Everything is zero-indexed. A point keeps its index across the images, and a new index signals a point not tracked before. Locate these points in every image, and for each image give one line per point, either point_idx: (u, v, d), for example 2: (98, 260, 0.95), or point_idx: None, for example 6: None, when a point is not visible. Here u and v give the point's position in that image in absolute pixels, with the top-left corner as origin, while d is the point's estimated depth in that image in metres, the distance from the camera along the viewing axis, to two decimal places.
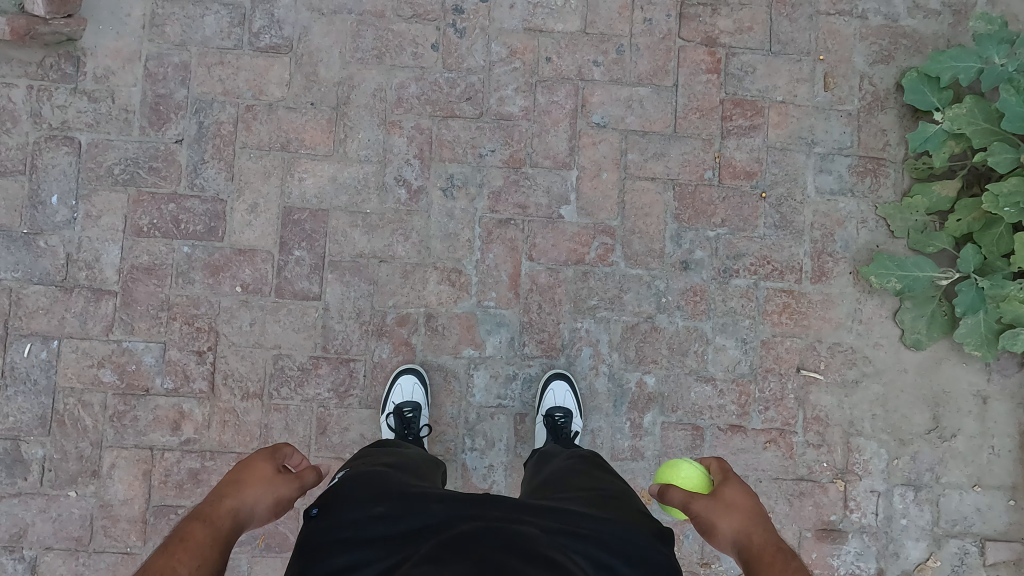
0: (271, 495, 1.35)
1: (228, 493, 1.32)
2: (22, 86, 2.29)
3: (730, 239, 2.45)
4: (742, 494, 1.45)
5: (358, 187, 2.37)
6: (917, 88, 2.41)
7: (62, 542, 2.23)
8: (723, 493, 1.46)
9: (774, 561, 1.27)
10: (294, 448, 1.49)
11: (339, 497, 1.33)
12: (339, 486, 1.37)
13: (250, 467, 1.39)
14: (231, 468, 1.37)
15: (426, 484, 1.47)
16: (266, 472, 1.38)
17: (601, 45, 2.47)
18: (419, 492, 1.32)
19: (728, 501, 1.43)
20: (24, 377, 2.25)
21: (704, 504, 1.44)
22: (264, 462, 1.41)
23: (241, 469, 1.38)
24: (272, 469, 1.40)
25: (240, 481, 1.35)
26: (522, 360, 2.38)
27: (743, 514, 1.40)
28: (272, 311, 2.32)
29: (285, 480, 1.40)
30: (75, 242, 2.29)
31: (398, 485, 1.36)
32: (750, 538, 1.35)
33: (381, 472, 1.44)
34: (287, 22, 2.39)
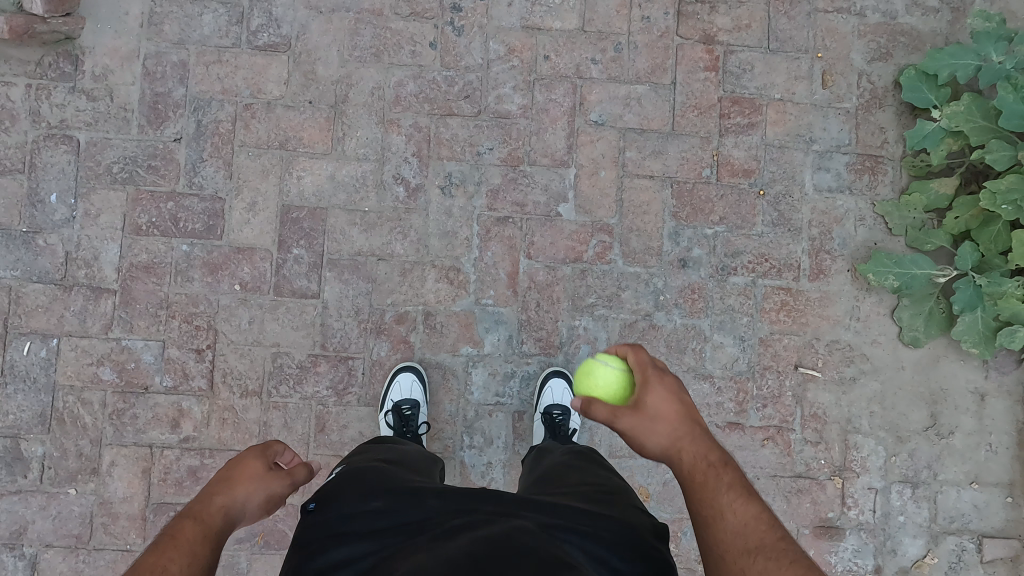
0: (263, 492, 1.36)
1: (218, 491, 1.32)
2: (20, 85, 2.30)
3: (728, 237, 2.46)
4: (666, 399, 1.41)
5: (356, 186, 2.38)
6: (915, 85, 2.41)
7: (62, 539, 2.24)
8: (648, 401, 1.41)
9: (706, 482, 1.25)
10: (285, 445, 1.50)
11: (336, 492, 1.34)
12: (336, 482, 1.39)
13: (240, 465, 1.40)
14: (222, 466, 1.38)
15: (423, 479, 1.47)
16: (257, 469, 1.40)
17: (599, 43, 2.47)
18: (415, 486, 1.33)
19: (654, 411, 1.40)
20: (23, 375, 2.26)
21: (630, 420, 1.40)
22: (255, 459, 1.42)
23: (231, 466, 1.39)
24: (262, 466, 1.41)
25: (231, 478, 1.36)
26: (520, 358, 2.38)
27: (672, 425, 1.37)
28: (271, 310, 2.33)
29: (276, 477, 1.42)
30: (74, 241, 2.29)
31: (396, 480, 1.37)
32: (682, 451, 1.33)
33: (379, 467, 1.45)
34: (285, 21, 2.39)
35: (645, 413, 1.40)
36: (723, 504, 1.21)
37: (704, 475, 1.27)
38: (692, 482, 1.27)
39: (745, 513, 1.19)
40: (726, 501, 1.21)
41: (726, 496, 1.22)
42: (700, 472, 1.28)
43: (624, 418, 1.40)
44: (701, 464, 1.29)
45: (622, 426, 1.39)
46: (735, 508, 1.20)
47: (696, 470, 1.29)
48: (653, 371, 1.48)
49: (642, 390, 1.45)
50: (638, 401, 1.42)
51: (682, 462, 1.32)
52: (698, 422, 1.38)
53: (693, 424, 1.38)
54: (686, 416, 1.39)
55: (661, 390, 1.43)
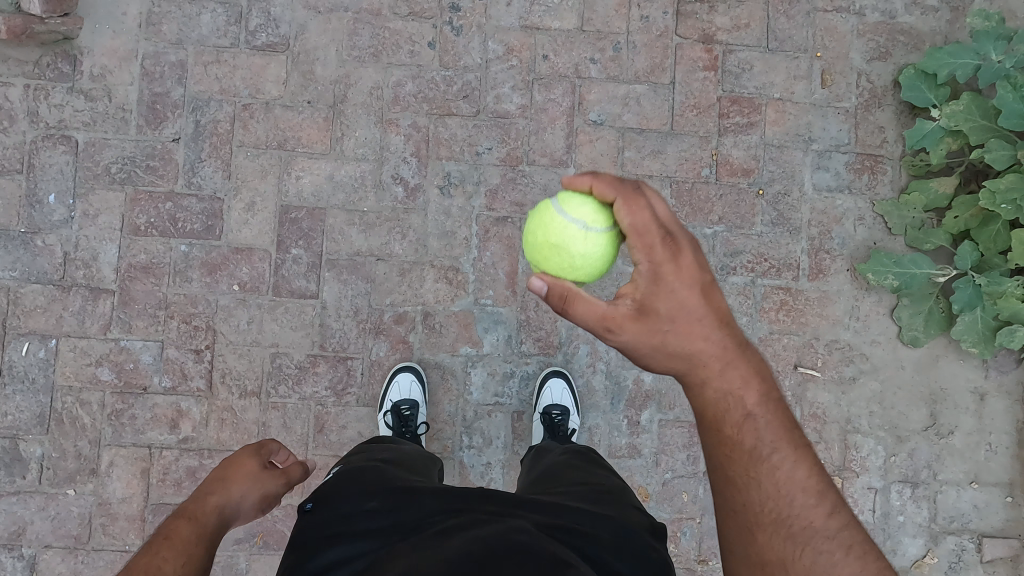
0: (258, 491, 1.39)
1: (215, 489, 1.35)
2: (18, 85, 2.29)
3: (727, 237, 2.45)
4: (682, 300, 1.24)
5: (355, 186, 2.38)
6: (914, 84, 2.41)
7: (61, 540, 2.24)
8: (660, 304, 1.24)
9: (744, 439, 1.17)
10: (279, 444, 1.53)
11: (334, 492, 1.33)
12: (333, 482, 1.38)
13: (236, 463, 1.43)
14: (218, 465, 1.40)
15: (422, 479, 1.47)
16: (252, 468, 1.42)
17: (598, 42, 2.47)
18: (413, 486, 1.33)
19: (671, 321, 1.24)
20: (22, 375, 2.26)
21: (637, 331, 1.26)
22: (251, 458, 1.45)
23: (227, 465, 1.42)
24: (258, 465, 1.45)
25: (227, 477, 1.39)
26: (519, 358, 2.38)
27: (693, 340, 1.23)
28: (270, 310, 2.33)
29: (271, 476, 1.45)
30: (72, 242, 2.29)
31: (394, 480, 1.37)
32: (709, 379, 1.22)
33: (377, 467, 1.44)
34: (284, 21, 2.39)
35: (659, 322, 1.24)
36: (760, 457, 1.16)
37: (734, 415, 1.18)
38: (720, 419, 1.19)
39: (789, 480, 1.15)
40: (761, 451, 1.16)
41: (759, 445, 1.16)
42: (732, 411, 1.19)
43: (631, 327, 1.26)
44: (731, 398, 1.20)
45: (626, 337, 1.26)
46: (770, 463, 1.16)
47: (725, 403, 1.20)
48: (663, 255, 1.26)
49: (652, 288, 1.25)
50: (647, 303, 1.25)
51: (709, 392, 1.21)
52: (722, 333, 1.24)
53: (722, 337, 1.23)
54: (706, 321, 1.24)
55: (678, 288, 1.25)
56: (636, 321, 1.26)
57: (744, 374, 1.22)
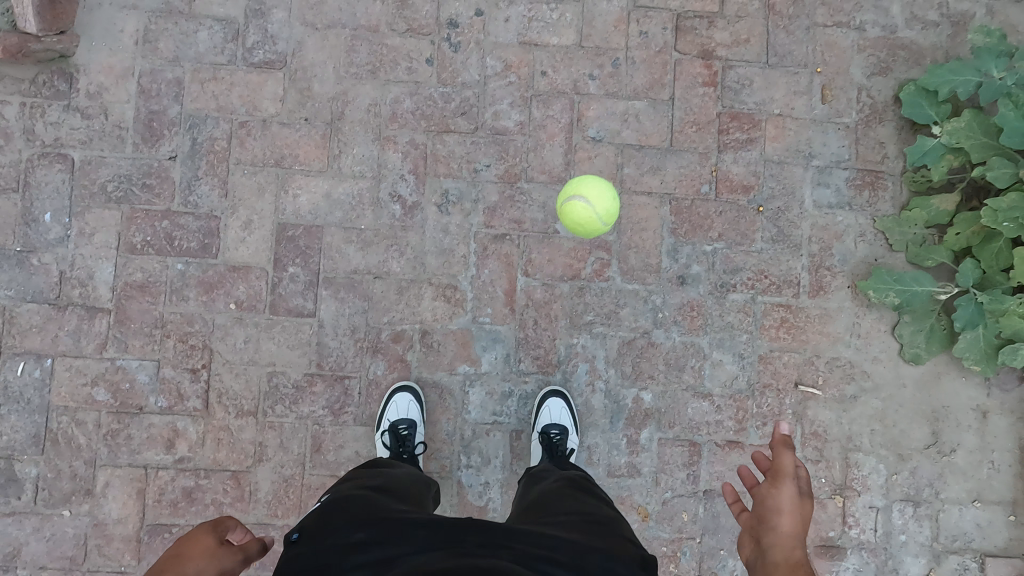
0: (214, 567, 1.30)
1: (167, 569, 1.25)
2: (14, 104, 2.28)
3: (726, 253, 2.44)
4: (779, 545, 1.27)
5: (352, 204, 2.36)
6: (915, 101, 2.39)
7: (56, 561, 2.22)
8: (765, 504, 1.34)
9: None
10: (236, 521, 1.46)
11: (322, 523, 1.32)
12: (322, 512, 1.37)
13: (191, 540, 1.33)
14: (171, 545, 1.32)
15: (412, 508, 1.45)
16: (208, 543, 1.34)
17: (597, 58, 2.45)
18: (402, 517, 1.31)
19: (766, 544, 1.29)
20: (18, 395, 2.24)
21: (781, 534, 1.29)
22: (207, 533, 1.36)
23: (180, 545, 1.33)
24: (214, 541, 1.35)
25: (180, 554, 1.30)
26: (518, 377, 2.36)
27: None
28: (267, 328, 2.31)
29: (229, 552, 1.35)
30: (68, 260, 2.28)
31: (383, 511, 1.35)
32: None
33: (367, 497, 1.43)
34: (281, 38, 2.38)
35: (765, 539, 1.29)
36: None
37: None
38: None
39: None
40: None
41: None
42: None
43: (770, 507, 1.33)
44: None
45: (778, 500, 1.33)
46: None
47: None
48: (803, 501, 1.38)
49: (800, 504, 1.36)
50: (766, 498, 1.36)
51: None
52: None
53: (757, 546, 1.31)
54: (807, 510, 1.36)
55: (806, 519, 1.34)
56: (796, 531, 1.29)
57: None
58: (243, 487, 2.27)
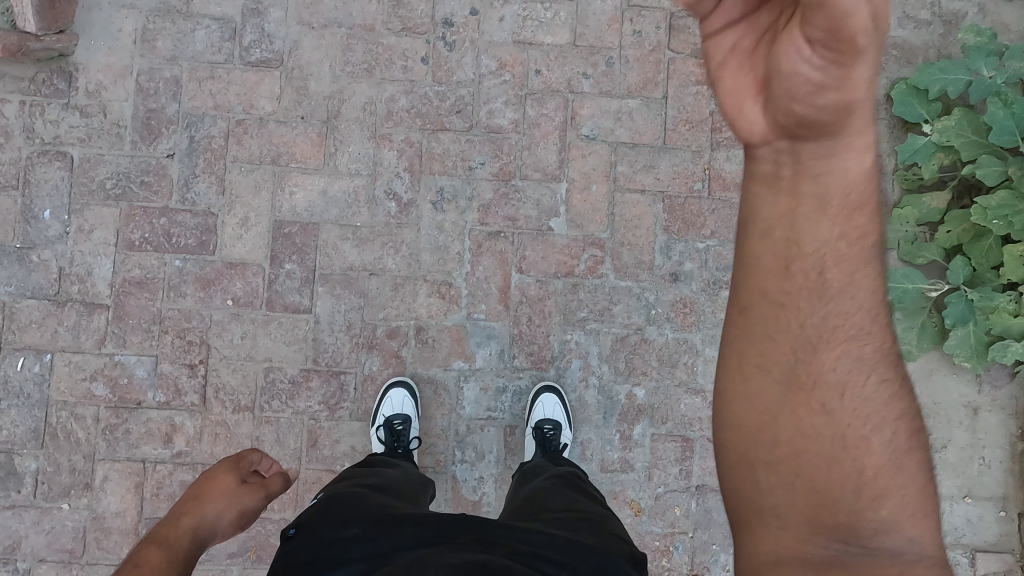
0: (234, 506, 1.53)
1: (191, 508, 1.48)
2: (14, 102, 2.31)
3: (719, 251, 2.46)
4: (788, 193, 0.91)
5: (348, 202, 2.39)
6: (905, 100, 2.40)
7: (55, 554, 2.25)
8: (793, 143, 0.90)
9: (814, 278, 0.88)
10: (259, 456, 1.66)
11: (317, 518, 1.34)
12: (317, 509, 1.39)
13: (212, 481, 1.56)
14: (200, 479, 1.57)
15: (406, 506, 1.47)
16: (231, 480, 1.58)
17: (590, 57, 2.47)
18: (396, 514, 1.34)
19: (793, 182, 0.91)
20: (17, 391, 2.27)
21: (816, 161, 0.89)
22: (227, 474, 1.58)
23: (210, 479, 1.58)
24: (234, 482, 1.57)
25: (203, 494, 1.52)
26: (512, 373, 2.38)
27: (780, 283, 0.89)
28: (263, 325, 2.34)
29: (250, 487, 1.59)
30: (67, 257, 2.31)
31: (377, 508, 1.37)
32: (851, 367, 0.88)
33: (362, 494, 1.45)
34: (277, 37, 2.40)
35: (805, 165, 0.90)
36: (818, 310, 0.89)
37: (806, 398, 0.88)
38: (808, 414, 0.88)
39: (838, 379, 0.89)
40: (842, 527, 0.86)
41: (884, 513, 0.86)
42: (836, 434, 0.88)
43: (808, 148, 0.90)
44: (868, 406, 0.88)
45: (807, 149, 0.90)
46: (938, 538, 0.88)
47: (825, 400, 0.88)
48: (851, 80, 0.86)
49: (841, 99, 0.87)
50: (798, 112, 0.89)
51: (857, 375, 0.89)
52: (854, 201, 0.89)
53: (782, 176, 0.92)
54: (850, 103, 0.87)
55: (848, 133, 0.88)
56: (866, 152, 0.89)
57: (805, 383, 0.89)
58: None
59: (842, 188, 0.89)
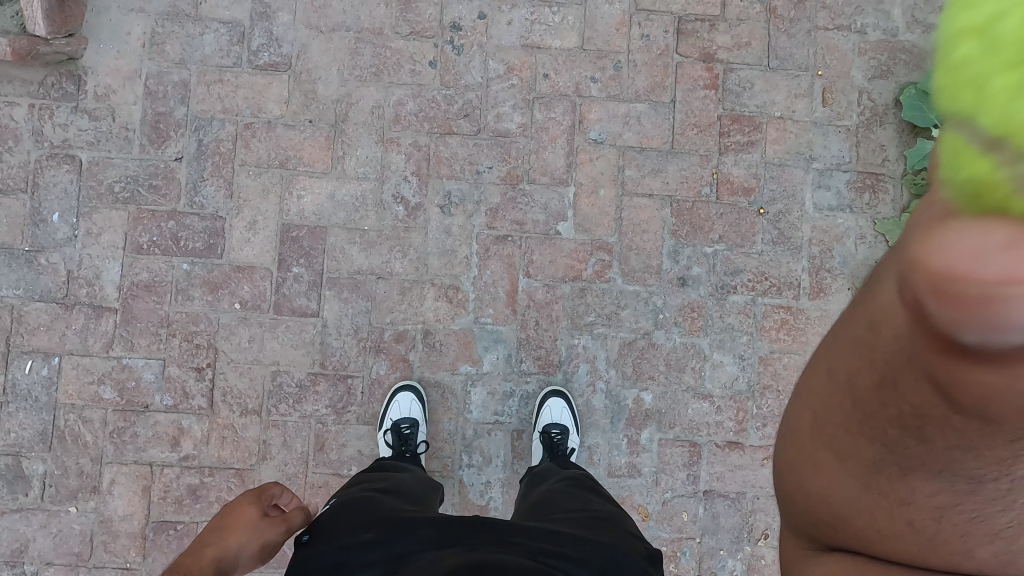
0: (256, 540, 1.45)
1: (213, 540, 1.43)
2: (24, 105, 2.32)
3: (727, 255, 2.45)
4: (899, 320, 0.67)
5: (356, 205, 2.38)
6: (915, 104, 2.44)
7: (62, 557, 2.25)
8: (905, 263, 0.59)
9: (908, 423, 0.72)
10: (281, 488, 1.57)
11: (330, 524, 1.34)
12: (330, 514, 1.39)
13: (236, 512, 1.50)
14: (219, 515, 1.49)
15: (418, 509, 1.47)
16: (252, 515, 1.49)
17: (598, 61, 2.47)
18: (410, 516, 1.34)
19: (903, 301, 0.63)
20: (25, 393, 2.27)
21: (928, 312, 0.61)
22: (250, 506, 1.51)
23: (229, 515, 1.49)
24: (256, 514, 1.50)
25: (226, 526, 1.46)
26: (519, 377, 2.38)
27: (871, 391, 0.74)
28: (270, 328, 2.34)
29: (272, 523, 1.50)
30: (76, 260, 2.31)
31: (390, 511, 1.37)
32: (954, 497, 0.75)
33: (374, 498, 1.45)
34: (286, 40, 2.41)
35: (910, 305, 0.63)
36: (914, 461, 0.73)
37: (915, 480, 0.76)
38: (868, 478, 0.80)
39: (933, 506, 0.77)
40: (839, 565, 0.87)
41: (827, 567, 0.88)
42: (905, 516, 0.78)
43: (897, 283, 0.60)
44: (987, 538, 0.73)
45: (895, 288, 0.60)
46: None
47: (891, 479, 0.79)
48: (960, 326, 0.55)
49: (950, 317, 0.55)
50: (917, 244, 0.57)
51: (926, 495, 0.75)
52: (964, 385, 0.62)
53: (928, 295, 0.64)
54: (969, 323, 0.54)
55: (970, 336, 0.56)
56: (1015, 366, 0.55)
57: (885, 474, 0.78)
58: (247, 485, 2.30)
59: (998, 397, 0.58)
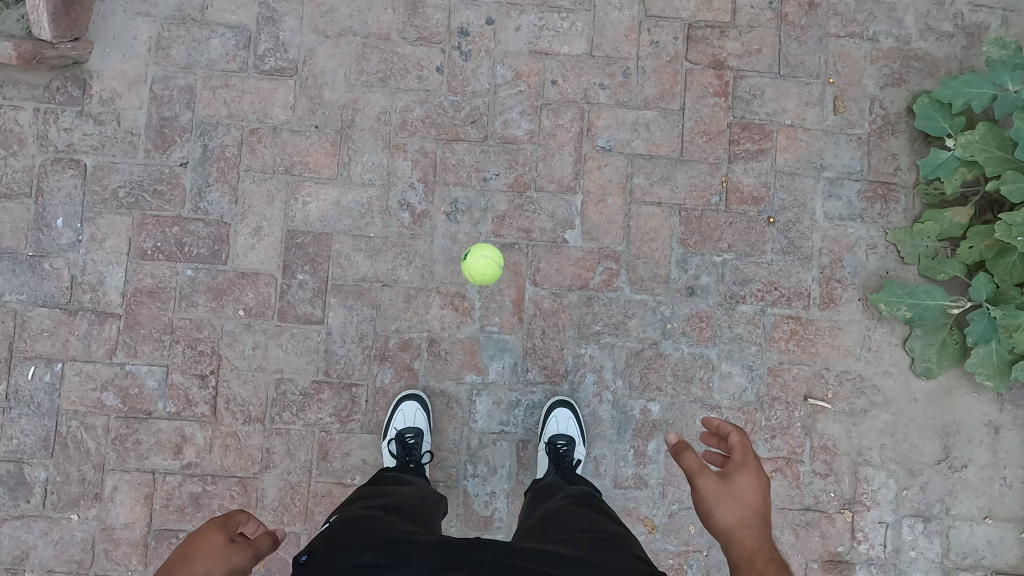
0: (224, 566, 1.22)
1: (175, 569, 1.19)
2: (29, 109, 2.31)
3: (737, 265, 2.42)
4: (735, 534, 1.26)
5: (361, 212, 2.36)
6: (928, 113, 2.36)
7: (63, 565, 2.23)
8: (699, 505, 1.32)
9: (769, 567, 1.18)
10: (248, 514, 1.37)
11: (329, 544, 1.32)
12: (330, 533, 1.38)
13: (201, 538, 1.27)
14: (180, 544, 1.25)
15: (421, 529, 1.44)
16: (218, 541, 1.26)
17: (607, 68, 2.45)
18: (411, 538, 1.32)
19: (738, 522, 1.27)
20: (28, 400, 2.26)
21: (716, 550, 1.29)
22: (215, 531, 1.28)
23: (190, 543, 1.26)
24: (223, 539, 1.27)
25: (189, 555, 1.23)
26: (525, 387, 2.36)
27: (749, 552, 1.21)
28: (275, 335, 2.32)
29: (239, 549, 1.27)
30: (79, 265, 2.29)
31: (390, 531, 1.35)
32: None
33: (376, 516, 1.43)
34: (292, 45, 2.39)
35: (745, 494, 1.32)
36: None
37: None
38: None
39: None
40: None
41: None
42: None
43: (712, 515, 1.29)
44: None
45: (706, 499, 1.30)
46: None
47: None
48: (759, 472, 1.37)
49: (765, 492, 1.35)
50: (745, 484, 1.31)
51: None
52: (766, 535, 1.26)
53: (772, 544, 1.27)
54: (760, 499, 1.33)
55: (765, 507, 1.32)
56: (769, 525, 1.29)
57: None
58: (249, 494, 2.28)
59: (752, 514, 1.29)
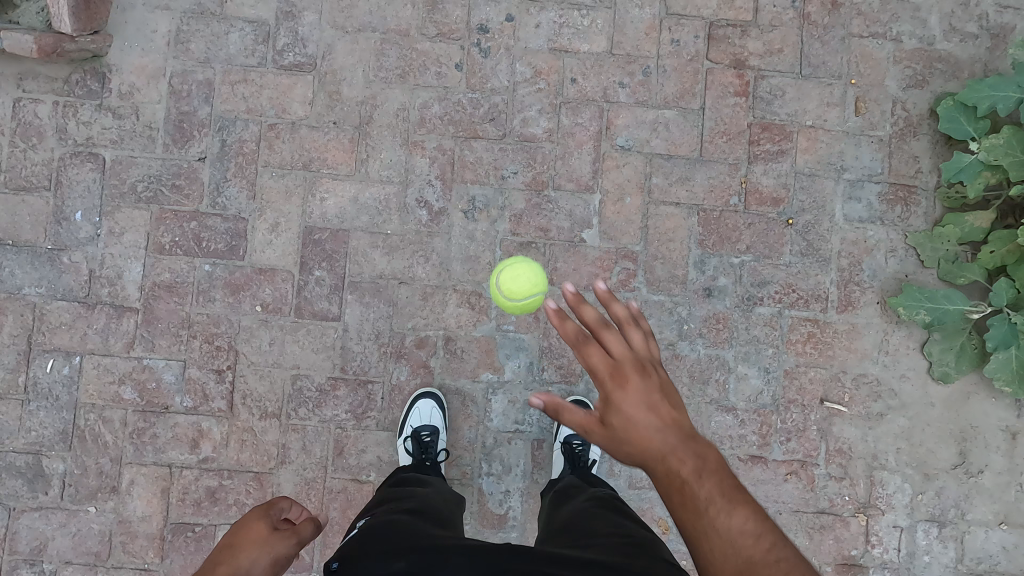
0: (271, 557, 1.21)
1: (222, 561, 1.18)
2: (48, 102, 2.31)
3: (754, 266, 2.41)
4: (641, 417, 1.08)
5: (379, 209, 2.36)
6: (952, 116, 2.34)
7: (81, 557, 2.25)
8: (621, 412, 1.09)
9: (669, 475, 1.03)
10: (289, 501, 1.37)
11: (360, 552, 1.32)
12: (359, 540, 1.38)
13: (242, 530, 1.25)
14: (224, 535, 1.25)
15: (447, 534, 1.44)
16: (261, 531, 1.25)
17: (627, 66, 2.43)
18: (441, 543, 1.32)
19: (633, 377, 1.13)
20: (47, 392, 2.27)
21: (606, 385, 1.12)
22: (258, 521, 1.28)
23: (234, 533, 1.26)
24: (266, 529, 1.26)
25: (233, 545, 1.22)
26: (541, 386, 2.35)
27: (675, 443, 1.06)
28: (291, 331, 2.32)
29: (281, 537, 1.26)
30: (98, 259, 2.30)
31: (422, 537, 1.35)
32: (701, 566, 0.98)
33: (404, 521, 1.43)
34: (311, 41, 2.38)
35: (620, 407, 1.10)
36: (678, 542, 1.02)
37: None
38: None
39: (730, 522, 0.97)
40: None
41: None
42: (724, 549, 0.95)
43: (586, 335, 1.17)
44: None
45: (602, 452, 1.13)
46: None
47: None
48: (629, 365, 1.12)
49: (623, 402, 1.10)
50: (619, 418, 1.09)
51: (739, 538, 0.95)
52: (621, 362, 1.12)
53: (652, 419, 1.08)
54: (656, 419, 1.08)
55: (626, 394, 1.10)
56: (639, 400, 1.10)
57: (689, 443, 1.06)
58: (265, 489, 2.29)
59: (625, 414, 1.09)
